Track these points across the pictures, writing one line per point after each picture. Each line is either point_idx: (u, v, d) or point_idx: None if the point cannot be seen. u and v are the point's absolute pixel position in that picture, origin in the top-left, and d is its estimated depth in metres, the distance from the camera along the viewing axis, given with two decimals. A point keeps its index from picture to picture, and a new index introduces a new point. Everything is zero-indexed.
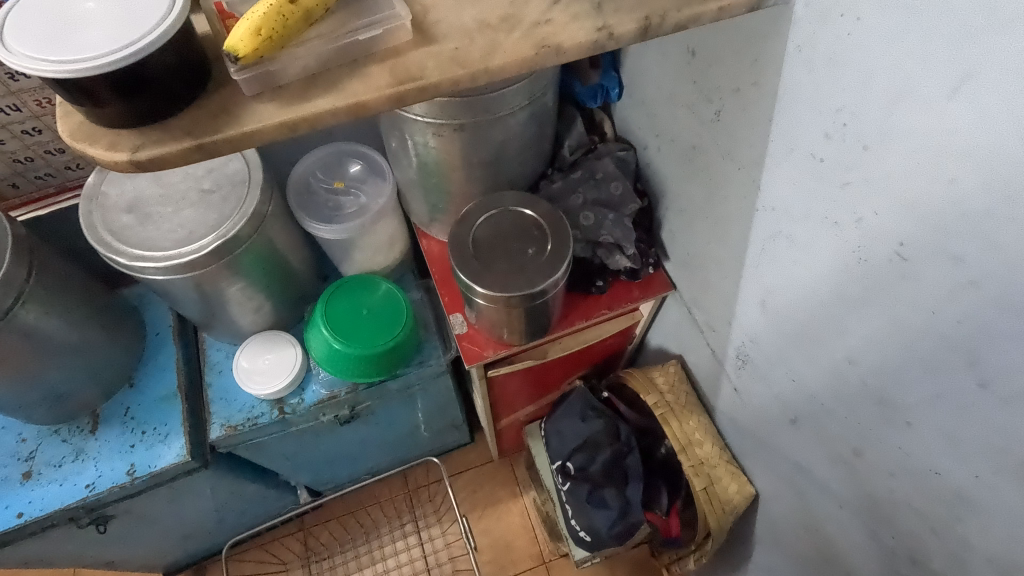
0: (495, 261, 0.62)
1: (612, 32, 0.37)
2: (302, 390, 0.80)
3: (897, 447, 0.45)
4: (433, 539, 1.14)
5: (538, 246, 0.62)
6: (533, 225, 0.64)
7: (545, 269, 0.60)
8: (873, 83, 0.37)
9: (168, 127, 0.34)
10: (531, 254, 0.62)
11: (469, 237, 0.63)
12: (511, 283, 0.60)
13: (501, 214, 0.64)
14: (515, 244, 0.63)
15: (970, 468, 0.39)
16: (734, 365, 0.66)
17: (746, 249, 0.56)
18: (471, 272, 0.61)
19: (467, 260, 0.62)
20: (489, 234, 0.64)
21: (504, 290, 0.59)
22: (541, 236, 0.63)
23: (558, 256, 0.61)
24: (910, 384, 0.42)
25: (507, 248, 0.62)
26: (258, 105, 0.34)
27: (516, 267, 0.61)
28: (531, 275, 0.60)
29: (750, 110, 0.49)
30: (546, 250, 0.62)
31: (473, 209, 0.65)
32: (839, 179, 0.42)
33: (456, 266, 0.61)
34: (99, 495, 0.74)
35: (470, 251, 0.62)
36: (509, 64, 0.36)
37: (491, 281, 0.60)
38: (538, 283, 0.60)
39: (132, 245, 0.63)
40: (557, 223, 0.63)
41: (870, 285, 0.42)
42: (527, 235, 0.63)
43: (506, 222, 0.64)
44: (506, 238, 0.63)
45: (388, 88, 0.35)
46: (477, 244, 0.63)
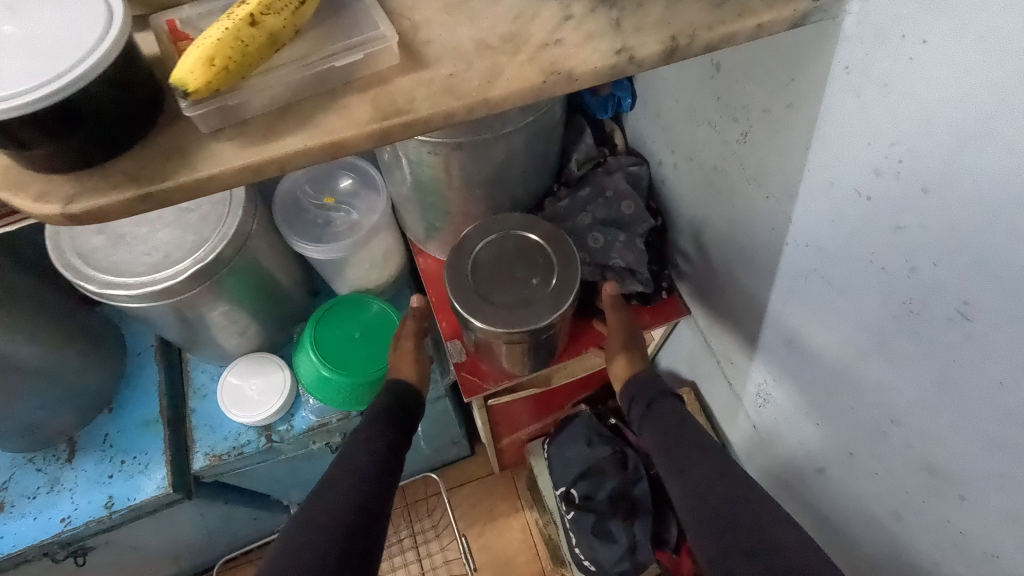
0: (495, 293, 0.57)
1: (633, 55, 0.32)
2: (291, 416, 0.76)
3: (948, 519, 0.40)
4: (430, 557, 1.10)
5: (543, 276, 0.57)
6: (537, 251, 0.59)
7: (551, 302, 0.55)
8: (938, 117, 0.31)
9: (109, 171, 0.28)
10: (536, 284, 0.57)
11: (468, 264, 0.58)
12: (514, 317, 0.55)
13: (503, 238, 0.59)
14: (518, 273, 0.58)
15: None
16: (754, 402, 0.61)
17: (773, 283, 0.51)
18: (470, 305, 0.56)
19: (466, 290, 0.56)
20: (489, 261, 0.58)
21: (507, 326, 0.54)
22: (546, 264, 0.58)
23: (566, 286, 0.56)
24: (965, 454, 0.37)
25: (509, 278, 0.57)
26: (216, 145, 0.29)
27: (519, 299, 0.56)
28: (536, 309, 0.55)
29: (783, 134, 0.43)
30: (552, 280, 0.57)
31: (473, 232, 0.59)
32: (889, 220, 0.37)
33: (453, 296, 0.56)
34: (76, 530, 0.70)
35: (469, 280, 0.57)
36: (512, 93, 0.31)
37: (491, 315, 0.55)
38: (544, 318, 0.55)
39: (103, 271, 0.58)
40: (564, 248, 0.58)
41: (921, 341, 0.37)
42: (530, 262, 0.58)
43: (508, 248, 0.59)
44: (509, 266, 0.58)
45: (371, 124, 0.30)
46: (477, 272, 0.58)
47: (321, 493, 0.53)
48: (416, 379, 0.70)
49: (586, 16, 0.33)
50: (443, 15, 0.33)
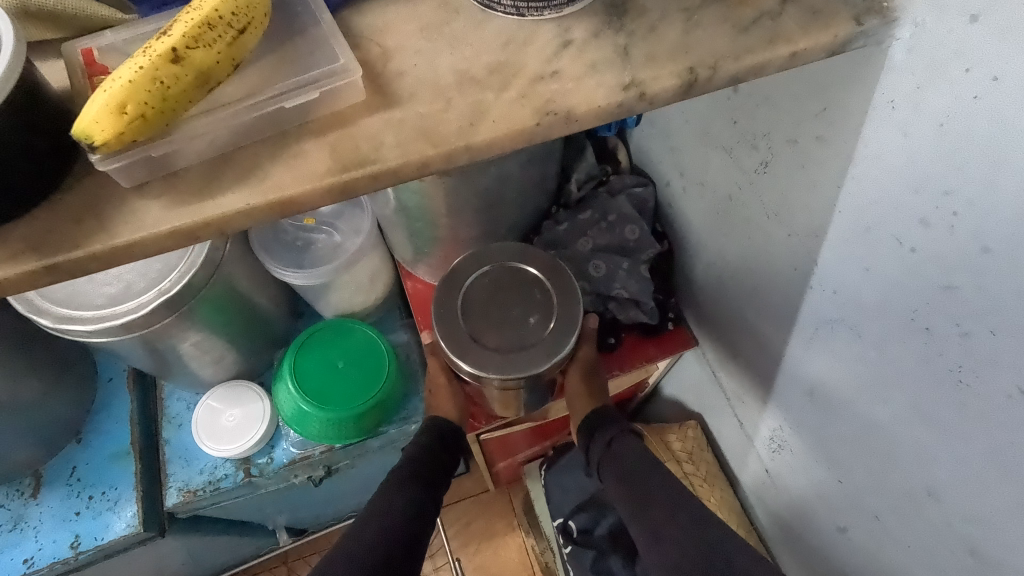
0: (489, 333, 0.52)
1: (644, 91, 0.27)
2: (271, 449, 0.71)
3: None
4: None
5: (541, 313, 0.52)
6: (537, 284, 0.53)
7: (549, 347, 0.51)
8: (1007, 168, 0.26)
9: (7, 236, 0.23)
10: (532, 324, 0.52)
11: (460, 299, 0.53)
12: (508, 362, 0.50)
13: (500, 268, 0.54)
14: (513, 310, 0.53)
15: None
16: (767, 446, 0.57)
17: (794, 326, 0.46)
18: (460, 348, 0.51)
19: (456, 331, 0.52)
20: (481, 295, 0.53)
21: (500, 374, 0.50)
22: (545, 300, 0.53)
23: (566, 327, 0.51)
24: (1021, 546, 0.32)
25: (504, 316, 0.52)
26: (140, 204, 0.24)
27: (515, 340, 0.51)
28: (532, 354, 0.51)
29: (811, 168, 0.38)
30: (550, 319, 0.52)
31: (463, 260, 0.54)
32: (937, 278, 0.32)
33: (440, 338, 0.51)
34: (40, 572, 0.65)
35: (458, 318, 0.52)
36: (500, 138, 0.26)
37: (484, 360, 0.50)
38: (541, 366, 0.50)
39: (59, 302, 0.53)
40: (566, 283, 0.53)
41: (970, 415, 0.32)
42: (526, 297, 0.53)
43: (503, 280, 0.54)
44: (504, 302, 0.53)
45: (328, 177, 0.25)
46: (467, 307, 0.53)
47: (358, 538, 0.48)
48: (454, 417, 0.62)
49: (588, 43, 0.28)
50: (419, 41, 0.28)
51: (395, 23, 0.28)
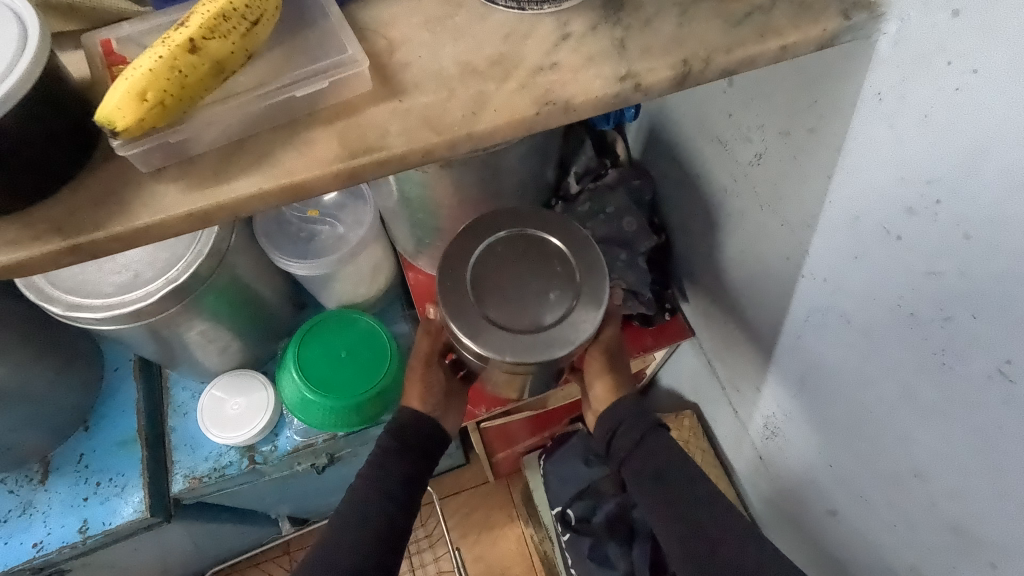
0: (505, 312, 0.50)
1: (640, 83, 0.28)
2: (275, 437, 0.72)
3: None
4: (423, 568, 1.08)
5: (560, 290, 0.51)
6: (555, 258, 0.52)
7: (570, 325, 0.49)
8: (987, 156, 0.27)
9: (31, 218, 0.25)
10: (552, 300, 0.50)
11: (472, 277, 0.51)
12: (530, 344, 0.48)
13: (513, 244, 0.52)
14: (530, 288, 0.51)
15: None
16: (761, 433, 0.58)
17: (787, 314, 0.47)
18: (475, 331, 0.48)
19: (466, 309, 0.49)
20: (494, 273, 0.52)
21: (522, 356, 0.48)
22: (566, 274, 0.51)
23: (591, 302, 0.50)
24: (1001, 522, 0.33)
25: (521, 294, 0.51)
26: (157, 188, 0.25)
27: (533, 317, 0.50)
28: (555, 333, 0.49)
29: (803, 159, 0.39)
30: (569, 297, 0.51)
31: (474, 235, 0.52)
32: (922, 264, 0.33)
33: (449, 314, 0.49)
34: (48, 556, 0.67)
35: (468, 294, 0.50)
36: (500, 126, 0.27)
37: (503, 342, 0.48)
38: (566, 346, 0.48)
39: (68, 291, 0.54)
40: (586, 257, 0.51)
41: (953, 396, 0.34)
42: (544, 274, 0.51)
43: (517, 257, 0.52)
44: (520, 280, 0.51)
45: (337, 163, 0.26)
46: (481, 285, 0.51)
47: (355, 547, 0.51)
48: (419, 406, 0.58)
49: (586, 36, 0.29)
50: (423, 34, 0.29)
51: (400, 17, 0.30)
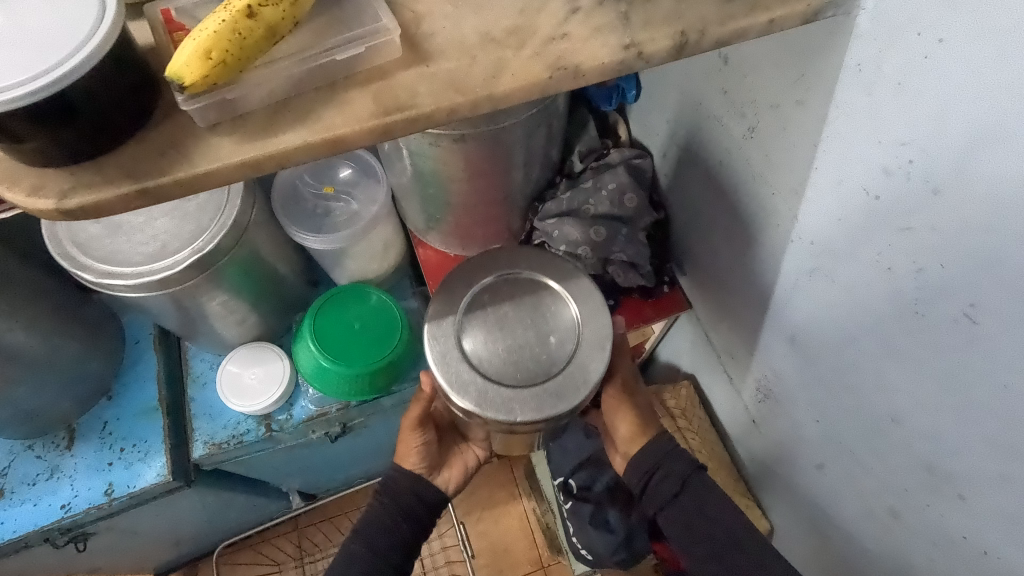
0: (505, 370, 0.53)
1: (642, 51, 0.31)
2: (290, 405, 0.76)
3: (937, 513, 0.41)
4: (429, 543, 1.11)
5: (563, 334, 0.55)
6: (550, 301, 0.56)
7: (578, 369, 0.53)
8: (951, 117, 0.31)
9: (105, 165, 0.28)
10: (554, 346, 0.54)
11: (466, 341, 0.55)
12: (541, 397, 0.52)
13: (506, 291, 0.57)
14: (530, 336, 0.55)
15: None
16: (754, 397, 0.62)
17: (778, 278, 0.51)
18: (480, 396, 0.52)
19: (459, 366, 0.53)
20: (493, 329, 0.55)
21: (537, 412, 0.51)
22: (559, 318, 0.56)
23: (594, 344, 0.54)
24: (967, 455, 0.37)
25: (522, 345, 0.55)
26: (213, 139, 0.28)
27: (540, 369, 0.53)
28: (561, 382, 0.52)
29: (791, 130, 0.43)
30: (573, 340, 0.55)
31: (458, 289, 0.57)
32: (898, 221, 0.36)
33: (446, 378, 0.53)
34: (76, 517, 0.70)
35: (466, 355, 0.54)
36: (517, 89, 0.30)
37: (511, 403, 0.52)
38: (578, 391, 0.52)
39: (100, 260, 0.57)
40: (585, 297, 0.56)
41: (926, 341, 0.37)
42: (541, 321, 0.56)
43: (511, 304, 0.57)
44: (519, 327, 0.56)
45: (372, 120, 0.29)
46: (479, 348, 0.54)
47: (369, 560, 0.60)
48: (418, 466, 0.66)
49: (593, 9, 0.32)
50: (446, 7, 0.32)
51: None
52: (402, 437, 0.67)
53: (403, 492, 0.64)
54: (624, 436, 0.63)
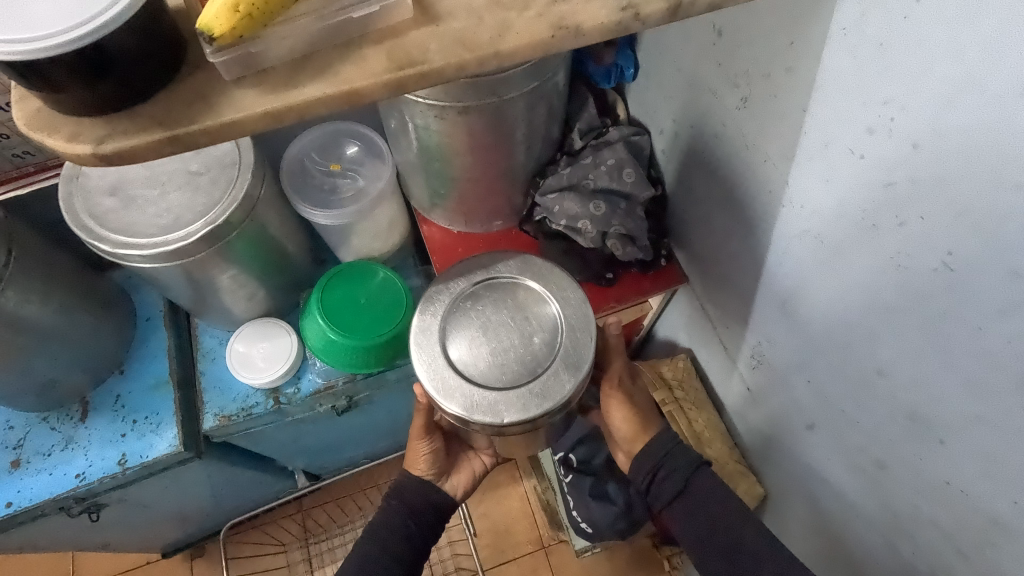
0: (490, 373, 0.52)
1: (639, 12, 0.33)
2: (298, 379, 0.78)
3: (918, 458, 0.43)
4: None
5: (546, 334, 0.54)
6: (532, 301, 0.55)
7: (564, 368, 0.52)
8: (930, 74, 0.32)
9: (137, 115, 0.30)
10: (539, 346, 0.53)
11: (451, 348, 0.53)
12: (529, 397, 0.51)
13: (485, 294, 0.56)
14: (515, 337, 0.54)
15: (1002, 493, 0.37)
16: (748, 364, 0.64)
17: (770, 244, 0.53)
18: (466, 400, 0.51)
19: (444, 374, 0.52)
20: (477, 334, 0.54)
21: (525, 413, 0.50)
22: (543, 316, 0.54)
23: (576, 341, 0.53)
24: (948, 401, 0.39)
25: (507, 347, 0.53)
26: (238, 91, 0.30)
27: (525, 369, 0.52)
28: (547, 382, 0.51)
29: (782, 97, 0.45)
30: (556, 339, 0.53)
31: (439, 293, 0.56)
32: (881, 178, 0.38)
33: (433, 388, 0.51)
34: (90, 485, 0.72)
35: (452, 361, 0.53)
36: (521, 47, 0.32)
37: (498, 405, 0.51)
38: (565, 390, 0.51)
39: (116, 231, 0.59)
40: (568, 296, 0.55)
41: (909, 294, 0.39)
42: (525, 322, 0.54)
43: (493, 306, 0.55)
44: (503, 329, 0.54)
45: (387, 74, 0.31)
46: (463, 353, 0.53)
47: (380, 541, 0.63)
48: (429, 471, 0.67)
49: None
50: None
51: None
52: (411, 445, 0.68)
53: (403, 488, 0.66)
54: (624, 436, 0.64)
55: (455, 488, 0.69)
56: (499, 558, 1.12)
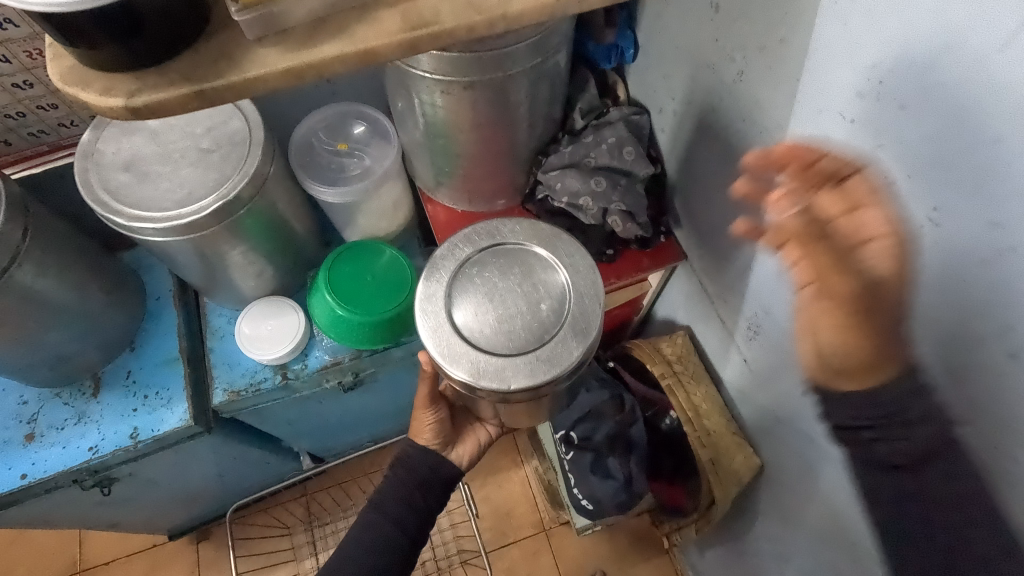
0: (497, 340, 0.54)
1: None
2: (305, 356, 0.79)
3: None
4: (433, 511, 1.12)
5: (553, 301, 0.55)
6: (538, 269, 0.57)
7: (570, 335, 0.54)
8: (915, 35, 0.34)
9: (166, 71, 0.32)
10: (546, 313, 0.55)
11: (457, 315, 0.55)
12: (537, 362, 0.52)
13: (492, 262, 0.57)
14: (521, 305, 0.55)
15: (984, 439, 0.39)
16: (745, 336, 0.66)
17: (765, 213, 0.55)
18: (473, 366, 0.52)
19: (449, 341, 0.53)
20: (484, 301, 0.55)
21: (531, 378, 0.52)
22: (552, 286, 0.56)
23: (585, 309, 0.55)
24: (935, 355, 0.41)
25: (514, 315, 0.55)
26: (261, 50, 0.32)
27: (533, 335, 0.54)
28: (554, 348, 0.53)
29: (776, 67, 0.46)
30: (563, 306, 0.55)
31: (444, 261, 0.57)
32: (871, 140, 0.40)
33: (439, 352, 0.53)
34: (103, 458, 0.73)
35: (460, 329, 0.54)
36: (528, 10, 0.34)
37: (505, 371, 0.52)
38: (572, 356, 0.53)
39: (130, 206, 0.61)
40: (575, 264, 0.57)
41: None
42: (531, 290, 0.56)
43: (500, 274, 0.57)
44: (510, 297, 0.56)
45: (401, 34, 0.33)
46: (470, 320, 0.55)
47: (386, 509, 0.64)
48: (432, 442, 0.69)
49: None
50: None
51: None
52: (416, 414, 0.70)
53: (410, 460, 0.67)
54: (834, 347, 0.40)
55: (461, 458, 0.71)
56: (500, 540, 1.14)
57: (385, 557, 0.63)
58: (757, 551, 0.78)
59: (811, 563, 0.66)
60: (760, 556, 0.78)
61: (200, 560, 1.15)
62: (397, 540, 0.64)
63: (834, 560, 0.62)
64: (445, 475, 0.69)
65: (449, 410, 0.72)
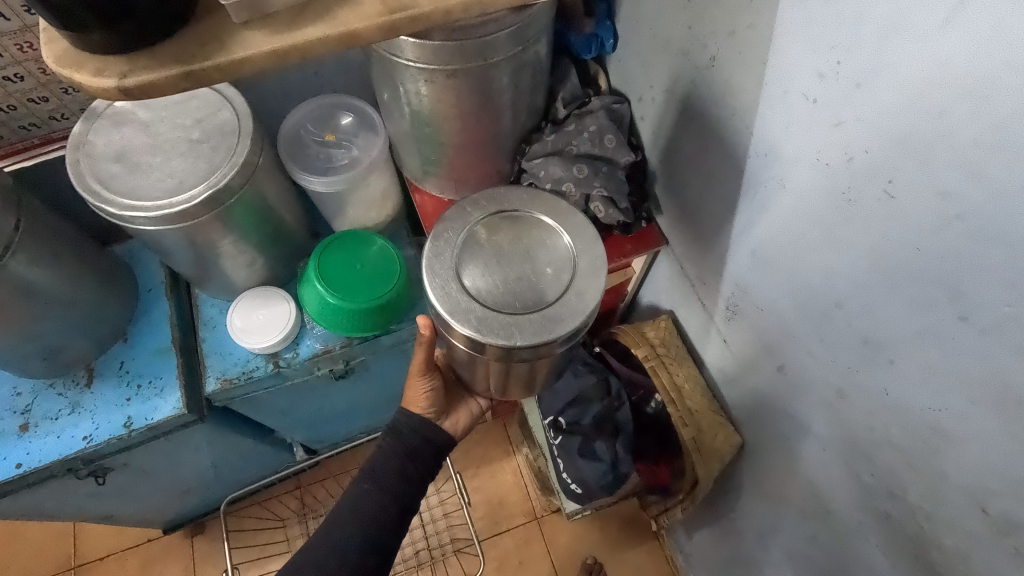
0: (503, 299, 0.56)
1: None
2: (296, 344, 0.80)
3: (872, 379, 0.47)
4: (427, 507, 1.12)
5: (558, 266, 0.58)
6: (545, 237, 0.59)
7: (572, 297, 0.56)
8: (867, 17, 0.36)
9: (155, 54, 0.34)
10: (550, 277, 0.57)
11: (465, 276, 0.57)
12: (541, 321, 0.54)
13: (501, 226, 0.59)
14: (527, 268, 0.57)
15: (931, 400, 0.42)
16: (724, 317, 0.68)
17: (739, 192, 0.57)
18: (480, 323, 0.54)
19: (454, 300, 0.55)
20: (491, 264, 0.57)
21: (537, 336, 0.54)
22: (560, 256, 0.58)
23: (587, 275, 0.57)
24: (895, 322, 0.43)
25: (520, 276, 0.57)
26: (247, 34, 0.35)
27: (538, 297, 0.56)
28: (558, 309, 0.55)
29: (745, 53, 0.48)
30: (568, 270, 0.57)
31: (453, 224, 0.59)
32: (831, 119, 0.42)
33: (445, 309, 0.54)
34: (97, 447, 0.74)
35: (471, 289, 0.56)
36: None
37: (511, 329, 0.54)
38: (575, 317, 0.55)
39: (122, 195, 0.62)
40: (579, 231, 0.59)
41: (858, 223, 0.43)
42: (537, 255, 0.58)
43: (507, 240, 0.59)
44: (516, 260, 0.58)
45: (381, 18, 0.37)
46: (477, 281, 0.56)
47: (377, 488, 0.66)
48: (422, 409, 0.71)
49: None
50: None
51: None
52: (410, 384, 0.70)
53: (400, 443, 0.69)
54: None
55: (454, 426, 0.74)
56: (492, 530, 1.15)
57: (376, 534, 0.64)
58: (741, 529, 0.80)
59: (789, 535, 0.69)
60: (744, 533, 0.80)
61: (195, 554, 1.16)
62: (387, 518, 0.65)
63: (810, 530, 0.64)
64: (434, 455, 0.70)
65: (440, 380, 0.73)
